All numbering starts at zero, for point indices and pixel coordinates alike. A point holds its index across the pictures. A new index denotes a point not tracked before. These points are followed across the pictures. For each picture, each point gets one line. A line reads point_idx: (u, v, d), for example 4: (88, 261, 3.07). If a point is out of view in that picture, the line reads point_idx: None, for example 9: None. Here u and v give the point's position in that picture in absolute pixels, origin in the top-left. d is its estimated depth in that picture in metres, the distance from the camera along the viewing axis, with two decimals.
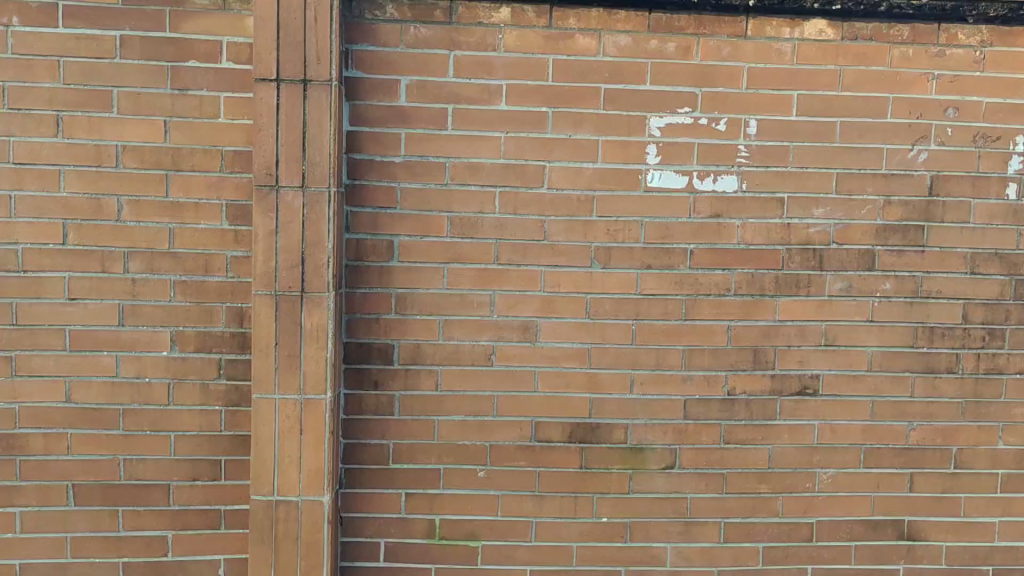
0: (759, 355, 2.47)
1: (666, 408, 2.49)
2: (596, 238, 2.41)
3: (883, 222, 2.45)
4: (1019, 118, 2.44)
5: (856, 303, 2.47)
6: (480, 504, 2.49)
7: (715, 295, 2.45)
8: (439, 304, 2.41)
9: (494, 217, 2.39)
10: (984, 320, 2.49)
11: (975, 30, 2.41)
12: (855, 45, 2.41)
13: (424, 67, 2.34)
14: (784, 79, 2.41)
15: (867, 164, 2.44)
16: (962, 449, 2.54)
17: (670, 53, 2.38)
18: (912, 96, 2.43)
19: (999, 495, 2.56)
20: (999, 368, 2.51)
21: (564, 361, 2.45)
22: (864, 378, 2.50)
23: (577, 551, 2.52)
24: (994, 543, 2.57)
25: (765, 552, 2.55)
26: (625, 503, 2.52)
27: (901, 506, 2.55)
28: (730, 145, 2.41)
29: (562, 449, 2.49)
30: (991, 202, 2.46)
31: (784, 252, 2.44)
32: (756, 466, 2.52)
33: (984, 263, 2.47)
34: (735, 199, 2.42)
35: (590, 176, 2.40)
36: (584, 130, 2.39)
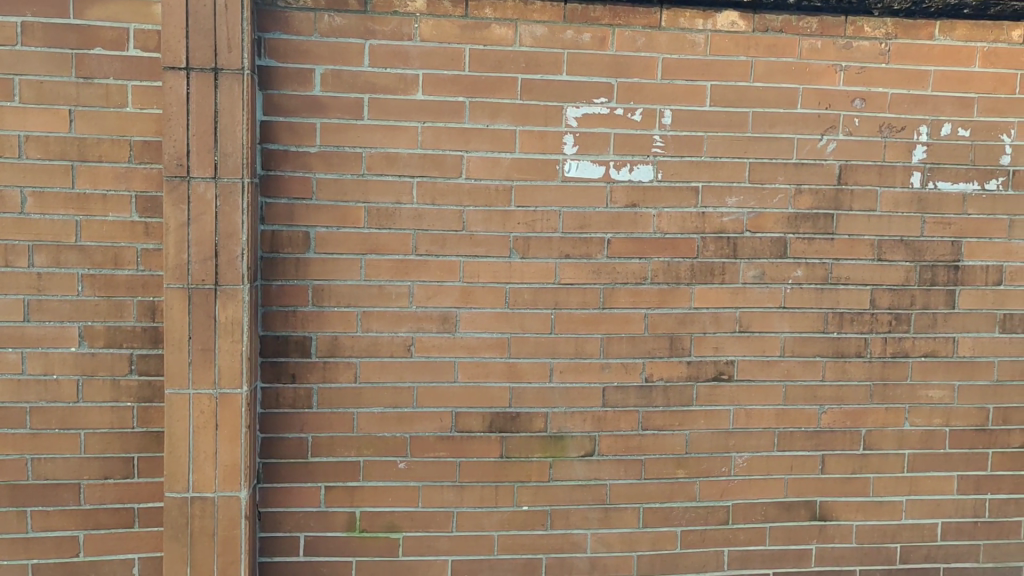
0: (675, 342, 2.51)
1: (585, 396, 2.51)
2: (514, 228, 2.42)
3: (794, 210, 2.51)
4: (922, 109, 2.52)
5: (769, 290, 2.53)
6: (400, 497, 2.48)
7: (632, 284, 2.48)
8: (356, 296, 2.39)
9: (412, 208, 2.38)
10: (890, 305, 2.57)
11: (880, 23, 2.48)
12: (766, 36, 2.45)
13: (338, 56, 2.31)
14: (697, 70, 2.44)
15: (778, 154, 2.49)
16: (870, 430, 2.62)
17: (585, 44, 2.40)
18: (821, 87, 2.48)
19: (906, 475, 2.64)
20: (905, 352, 2.59)
21: (484, 351, 2.45)
22: (777, 363, 2.56)
23: (498, 541, 2.53)
24: (902, 521, 2.66)
25: (682, 536, 2.60)
26: (545, 491, 2.53)
27: (813, 488, 2.62)
28: (646, 135, 2.44)
29: (482, 439, 2.49)
30: (897, 190, 2.54)
31: (698, 240, 2.49)
32: (673, 451, 2.56)
33: (890, 250, 2.55)
34: (651, 188, 2.45)
35: (507, 166, 2.40)
36: (501, 120, 2.39)
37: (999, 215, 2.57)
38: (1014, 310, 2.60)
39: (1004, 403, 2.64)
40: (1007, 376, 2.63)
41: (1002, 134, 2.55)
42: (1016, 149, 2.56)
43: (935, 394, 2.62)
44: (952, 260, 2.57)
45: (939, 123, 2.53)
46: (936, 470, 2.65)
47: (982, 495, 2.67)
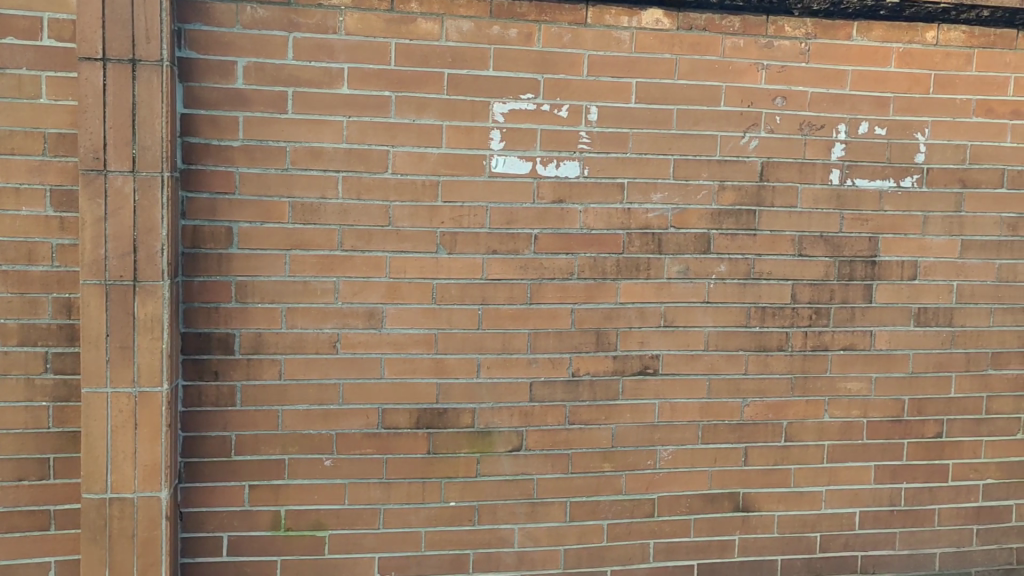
0: (602, 337, 2.53)
1: (512, 391, 2.51)
2: (441, 223, 2.41)
3: (717, 206, 2.55)
4: (841, 108, 2.58)
5: (693, 285, 2.56)
6: (326, 494, 2.46)
7: (559, 279, 2.49)
8: (281, 292, 2.36)
9: (337, 203, 2.36)
10: (810, 299, 2.63)
11: (800, 23, 2.53)
12: (690, 35, 2.49)
13: (261, 49, 2.28)
14: (623, 67, 2.46)
15: (702, 151, 2.53)
16: (791, 423, 2.67)
17: (512, 40, 2.40)
18: (743, 85, 2.52)
19: (825, 465, 2.70)
20: (825, 345, 2.65)
21: (411, 347, 2.44)
22: (701, 357, 2.60)
23: (425, 537, 2.52)
24: (822, 511, 2.72)
25: (609, 529, 2.61)
26: (472, 486, 2.53)
27: (736, 479, 2.66)
28: (572, 132, 2.45)
29: (409, 435, 2.48)
30: (816, 187, 2.59)
31: (624, 236, 2.51)
32: (600, 445, 2.58)
33: (810, 245, 2.60)
34: (578, 184, 2.47)
35: (434, 161, 2.39)
36: (427, 115, 2.38)
37: (913, 212, 2.65)
38: (928, 304, 2.68)
39: (919, 395, 2.72)
40: (922, 368, 2.71)
41: (917, 133, 2.62)
42: (930, 148, 2.64)
43: (854, 386, 2.68)
44: (869, 256, 2.64)
45: (857, 121, 2.59)
46: (855, 461, 2.72)
47: (898, 484, 2.75)
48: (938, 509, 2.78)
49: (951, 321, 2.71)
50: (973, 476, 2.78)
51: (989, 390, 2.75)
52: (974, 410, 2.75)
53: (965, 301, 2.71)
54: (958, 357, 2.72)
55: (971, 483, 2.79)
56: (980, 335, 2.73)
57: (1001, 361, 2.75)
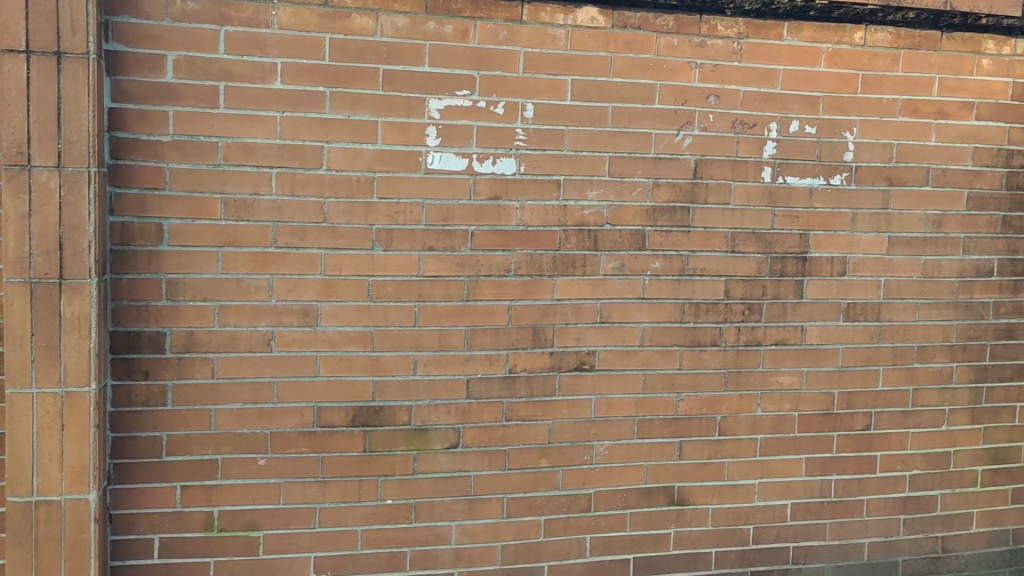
0: (538, 334, 2.54)
1: (449, 388, 2.51)
2: (376, 220, 2.40)
3: (651, 203, 2.57)
4: (772, 107, 2.62)
5: (628, 281, 2.59)
6: (260, 494, 2.42)
7: (495, 276, 2.49)
8: (213, 289, 2.32)
9: (270, 199, 2.33)
10: (743, 295, 2.67)
11: (733, 22, 2.57)
12: (625, 33, 2.51)
13: (192, 42, 2.24)
14: (558, 64, 2.47)
15: (637, 149, 2.55)
16: (725, 417, 2.71)
17: (447, 36, 2.39)
18: (677, 83, 2.55)
19: (758, 458, 2.75)
20: (757, 340, 2.69)
21: (347, 345, 2.42)
22: (636, 353, 2.62)
23: (362, 536, 2.50)
24: (754, 503, 2.76)
25: (545, 525, 2.63)
26: (409, 484, 2.52)
27: (671, 473, 2.69)
28: (508, 128, 2.45)
29: (345, 433, 2.46)
30: (749, 184, 2.63)
31: (560, 233, 2.52)
32: (537, 441, 2.58)
33: (743, 242, 2.65)
34: (514, 181, 2.47)
35: (369, 158, 2.38)
36: (362, 111, 2.36)
37: (843, 209, 2.70)
38: (856, 299, 2.74)
39: (848, 388, 2.78)
40: (851, 362, 2.77)
41: (846, 132, 2.68)
42: (859, 146, 2.69)
43: (786, 380, 2.73)
44: (800, 252, 2.69)
45: (788, 120, 2.63)
46: (786, 454, 2.76)
47: (828, 476, 2.80)
48: (866, 500, 2.84)
49: (879, 316, 2.77)
50: (900, 467, 2.85)
51: (915, 383, 2.82)
52: (900, 402, 2.82)
53: (892, 296, 2.77)
54: (885, 351, 2.79)
55: (898, 474, 2.85)
56: (906, 329, 2.80)
57: (926, 355, 2.82)
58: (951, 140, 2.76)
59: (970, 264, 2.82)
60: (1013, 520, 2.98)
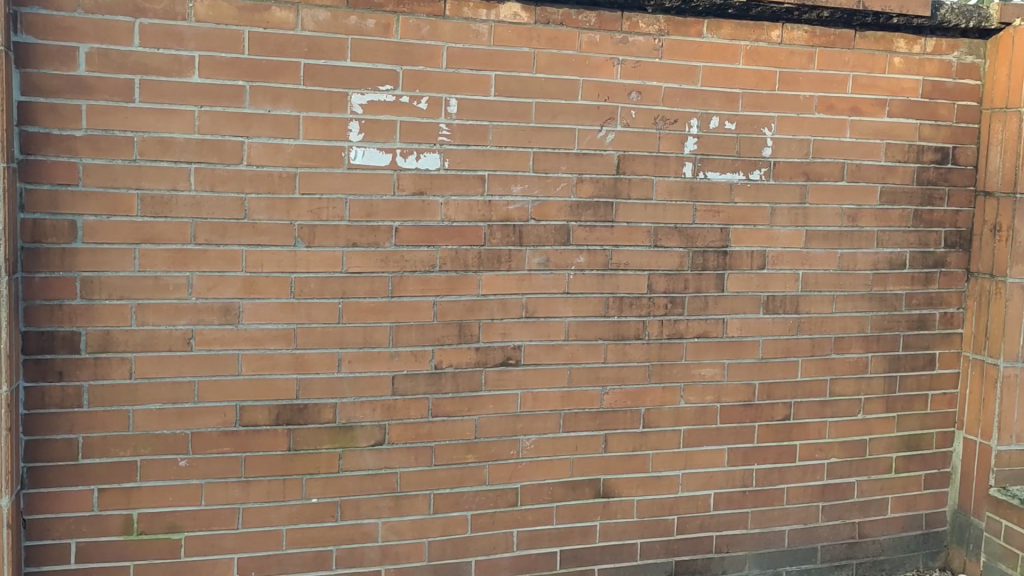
0: (464, 329, 2.54)
1: (374, 385, 2.49)
2: (299, 216, 2.37)
3: (576, 198, 2.59)
4: (692, 103, 2.66)
5: (553, 276, 2.60)
6: (181, 496, 2.37)
7: (420, 272, 2.49)
8: (130, 288, 2.27)
9: (189, 195, 2.29)
10: (666, 289, 2.70)
11: (653, 20, 2.61)
12: (547, 29, 2.52)
13: (105, 35, 2.19)
14: (481, 60, 2.47)
15: (560, 144, 2.56)
16: (649, 409, 2.74)
17: (369, 30, 2.37)
18: (600, 80, 2.58)
19: (682, 450, 2.78)
20: (680, 333, 2.73)
21: (269, 343, 2.39)
22: (561, 347, 2.64)
23: (287, 535, 2.46)
24: (679, 494, 2.80)
25: (473, 520, 2.62)
26: (334, 482, 2.49)
27: (597, 466, 2.71)
28: (431, 124, 2.45)
29: (269, 432, 2.42)
30: (670, 179, 2.67)
31: (485, 228, 2.53)
32: (463, 437, 2.58)
33: (665, 237, 2.68)
34: (437, 176, 2.47)
35: (291, 153, 2.35)
36: (283, 106, 2.33)
37: (762, 204, 2.76)
38: (776, 292, 2.80)
39: (768, 379, 2.84)
40: (771, 354, 2.83)
41: (764, 128, 2.73)
42: (777, 142, 2.75)
43: (708, 372, 2.78)
44: (721, 246, 2.74)
45: (708, 116, 2.68)
46: (709, 444, 2.81)
47: (749, 466, 2.86)
48: (786, 488, 2.90)
49: (797, 308, 2.83)
50: (819, 455, 2.92)
51: (832, 372, 2.90)
52: (819, 392, 2.89)
53: (810, 289, 2.84)
54: (803, 342, 2.85)
55: (817, 462, 2.92)
56: (824, 320, 2.87)
57: (843, 345, 2.90)
58: (865, 136, 2.84)
59: (884, 257, 2.91)
60: (926, 505, 3.07)
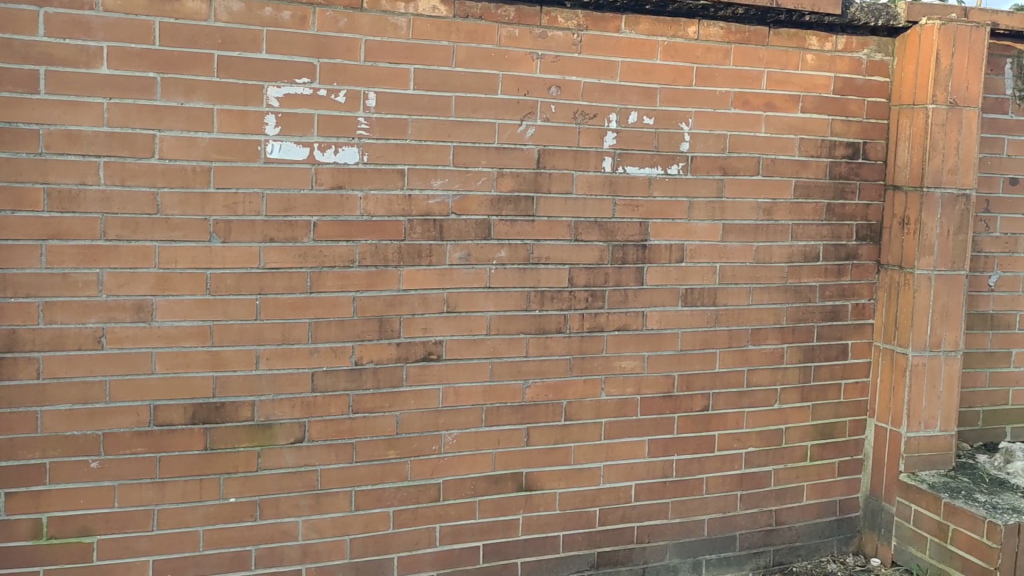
0: (384, 325, 2.53)
1: (293, 382, 2.46)
2: (214, 211, 2.33)
3: (496, 193, 2.59)
4: (611, 98, 2.69)
5: (474, 271, 2.60)
6: (93, 498, 2.30)
7: (339, 267, 2.46)
8: (37, 285, 2.20)
9: (98, 189, 2.22)
10: (586, 283, 2.73)
11: (572, 14, 2.62)
12: (466, 22, 2.51)
13: (8, 24, 2.12)
14: (399, 53, 2.45)
15: (480, 139, 2.56)
16: (570, 402, 2.76)
17: (285, 22, 2.34)
18: (519, 74, 2.58)
19: (603, 442, 2.81)
20: (600, 326, 2.76)
21: (184, 340, 2.34)
22: (483, 342, 2.63)
23: (204, 536, 2.41)
24: (600, 486, 2.82)
25: (395, 516, 2.60)
26: (253, 481, 2.44)
27: (519, 460, 2.71)
28: (349, 117, 2.42)
29: (184, 432, 2.37)
30: (590, 174, 2.69)
31: (405, 223, 2.51)
32: (384, 433, 2.56)
33: (585, 231, 2.70)
34: (356, 170, 2.44)
35: (205, 147, 2.30)
36: (196, 99, 2.28)
37: (679, 198, 2.80)
38: (694, 285, 2.85)
39: (687, 370, 2.88)
40: (689, 346, 2.87)
41: (681, 123, 2.77)
42: (694, 137, 2.79)
43: (628, 364, 2.81)
44: (640, 240, 2.77)
45: (627, 111, 2.70)
46: (630, 436, 2.84)
47: (669, 456, 2.89)
48: (705, 478, 2.95)
49: (715, 301, 2.88)
50: (737, 445, 2.98)
51: (749, 364, 2.96)
52: (736, 382, 2.95)
53: (726, 281, 2.89)
54: (721, 334, 2.90)
55: (735, 452, 2.97)
56: (741, 312, 2.92)
57: (759, 337, 2.95)
58: (779, 132, 2.89)
59: (798, 249, 2.97)
60: (839, 492, 3.15)
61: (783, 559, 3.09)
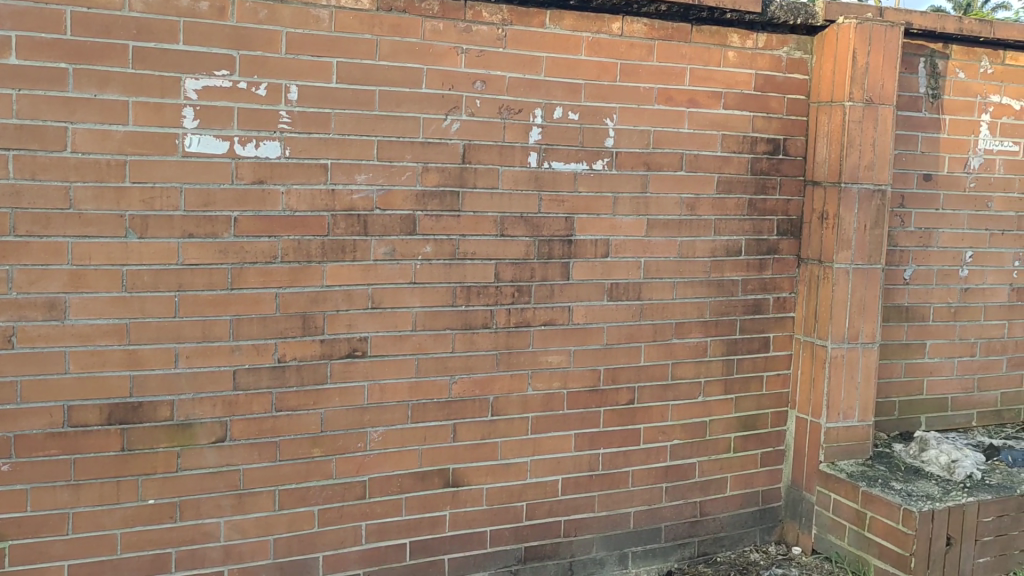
0: (308, 321, 2.49)
1: (214, 380, 2.41)
2: (130, 206, 2.27)
3: (421, 187, 2.58)
4: (536, 93, 2.69)
5: (399, 266, 2.58)
6: (4, 502, 2.23)
7: (261, 263, 2.42)
8: None
9: (7, 183, 2.16)
10: (512, 278, 2.72)
11: (496, 9, 2.61)
12: (389, 16, 2.48)
13: None
14: (322, 46, 2.42)
15: (404, 133, 2.54)
16: (497, 397, 2.75)
17: (203, 13, 2.29)
18: (443, 68, 2.57)
19: (529, 437, 2.81)
20: (526, 321, 2.76)
21: (99, 339, 2.28)
22: (409, 338, 2.62)
23: (122, 539, 2.35)
24: (527, 480, 2.82)
25: (319, 514, 2.57)
26: (172, 482, 2.39)
27: (445, 456, 2.70)
28: (271, 111, 2.38)
29: (100, 433, 2.30)
30: (516, 169, 2.69)
31: (328, 218, 2.48)
32: (308, 431, 2.53)
33: (511, 226, 2.70)
34: (278, 165, 2.41)
35: (120, 140, 2.24)
36: (111, 90, 2.22)
37: (604, 193, 2.81)
38: (619, 280, 2.87)
39: (613, 365, 2.90)
40: (615, 340, 2.89)
41: (606, 119, 2.79)
42: (618, 133, 2.81)
43: (554, 359, 2.81)
44: (565, 235, 2.78)
45: (552, 107, 2.71)
46: (556, 430, 2.84)
47: (595, 450, 2.91)
48: (631, 471, 2.97)
49: (640, 295, 2.91)
50: (662, 438, 3.01)
51: (673, 357, 2.99)
52: (661, 376, 2.98)
53: (651, 276, 2.92)
54: (646, 328, 2.93)
55: (660, 444, 3.00)
56: (665, 307, 2.95)
57: (683, 330, 2.99)
58: (702, 128, 2.93)
59: (721, 244, 3.01)
60: (762, 482, 3.21)
61: (708, 550, 3.13)
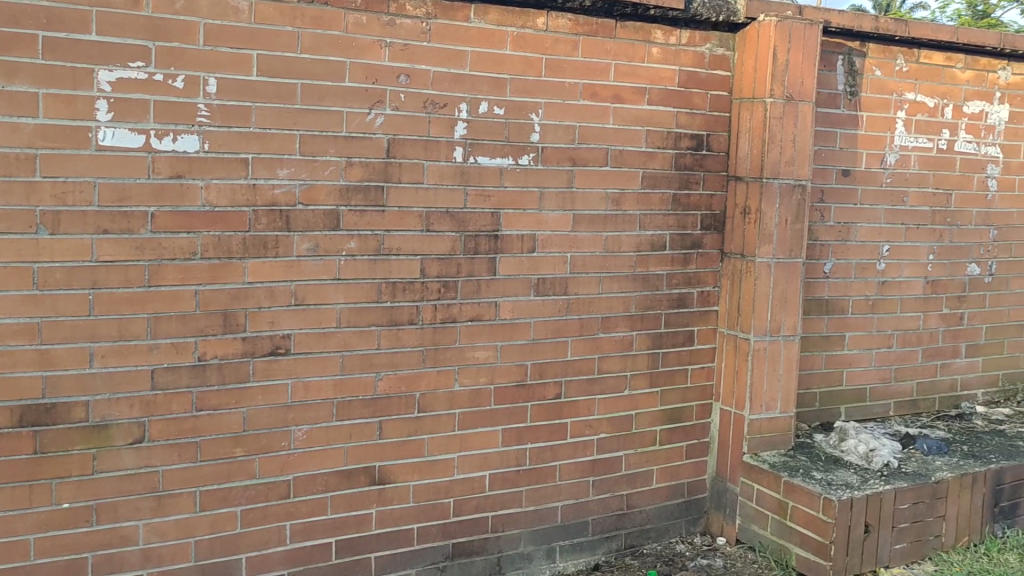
0: (229, 319, 2.45)
1: (131, 380, 2.35)
2: (41, 201, 2.20)
3: (345, 182, 2.54)
4: (461, 88, 2.67)
5: (323, 262, 2.54)
6: None
7: (179, 260, 2.36)
8: None
9: None
10: (438, 274, 2.71)
11: (421, 3, 2.59)
12: (311, 8, 2.44)
13: None
14: (241, 37, 2.37)
15: (327, 127, 2.50)
16: (423, 394, 2.74)
17: (117, 3, 2.23)
18: (367, 62, 2.54)
19: (456, 433, 2.80)
20: (453, 317, 2.75)
21: (9, 339, 2.21)
22: (333, 334, 2.59)
23: (35, 544, 2.27)
24: (454, 476, 2.81)
25: (242, 515, 2.52)
26: (88, 485, 2.32)
27: (371, 454, 2.68)
28: (188, 103, 2.33)
29: (11, 436, 2.23)
30: (441, 164, 2.67)
31: (250, 214, 2.44)
32: (230, 430, 2.48)
33: (437, 221, 2.68)
34: (197, 159, 2.35)
35: (29, 133, 2.17)
36: (19, 82, 2.14)
37: (530, 188, 2.81)
38: (545, 274, 2.87)
39: (539, 359, 2.90)
40: (542, 335, 2.90)
41: (532, 113, 2.79)
42: (544, 127, 2.81)
43: (481, 355, 2.81)
44: (491, 230, 2.77)
45: (477, 101, 2.70)
46: (483, 426, 2.84)
47: (522, 445, 2.91)
48: (559, 466, 2.98)
49: (566, 290, 2.92)
50: (589, 431, 3.02)
51: (600, 351, 3.01)
52: (587, 370, 3.00)
53: (577, 270, 2.93)
54: (572, 323, 2.95)
55: (587, 438, 3.02)
56: (591, 301, 2.97)
57: (608, 325, 3.01)
58: (627, 123, 2.95)
59: (646, 239, 3.04)
60: (687, 474, 3.25)
61: (635, 542, 3.16)
